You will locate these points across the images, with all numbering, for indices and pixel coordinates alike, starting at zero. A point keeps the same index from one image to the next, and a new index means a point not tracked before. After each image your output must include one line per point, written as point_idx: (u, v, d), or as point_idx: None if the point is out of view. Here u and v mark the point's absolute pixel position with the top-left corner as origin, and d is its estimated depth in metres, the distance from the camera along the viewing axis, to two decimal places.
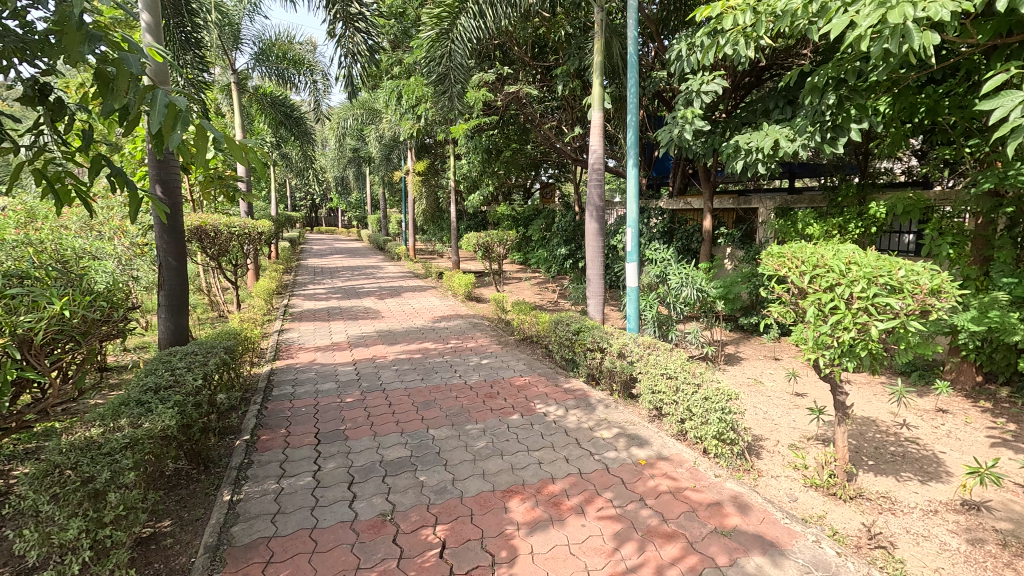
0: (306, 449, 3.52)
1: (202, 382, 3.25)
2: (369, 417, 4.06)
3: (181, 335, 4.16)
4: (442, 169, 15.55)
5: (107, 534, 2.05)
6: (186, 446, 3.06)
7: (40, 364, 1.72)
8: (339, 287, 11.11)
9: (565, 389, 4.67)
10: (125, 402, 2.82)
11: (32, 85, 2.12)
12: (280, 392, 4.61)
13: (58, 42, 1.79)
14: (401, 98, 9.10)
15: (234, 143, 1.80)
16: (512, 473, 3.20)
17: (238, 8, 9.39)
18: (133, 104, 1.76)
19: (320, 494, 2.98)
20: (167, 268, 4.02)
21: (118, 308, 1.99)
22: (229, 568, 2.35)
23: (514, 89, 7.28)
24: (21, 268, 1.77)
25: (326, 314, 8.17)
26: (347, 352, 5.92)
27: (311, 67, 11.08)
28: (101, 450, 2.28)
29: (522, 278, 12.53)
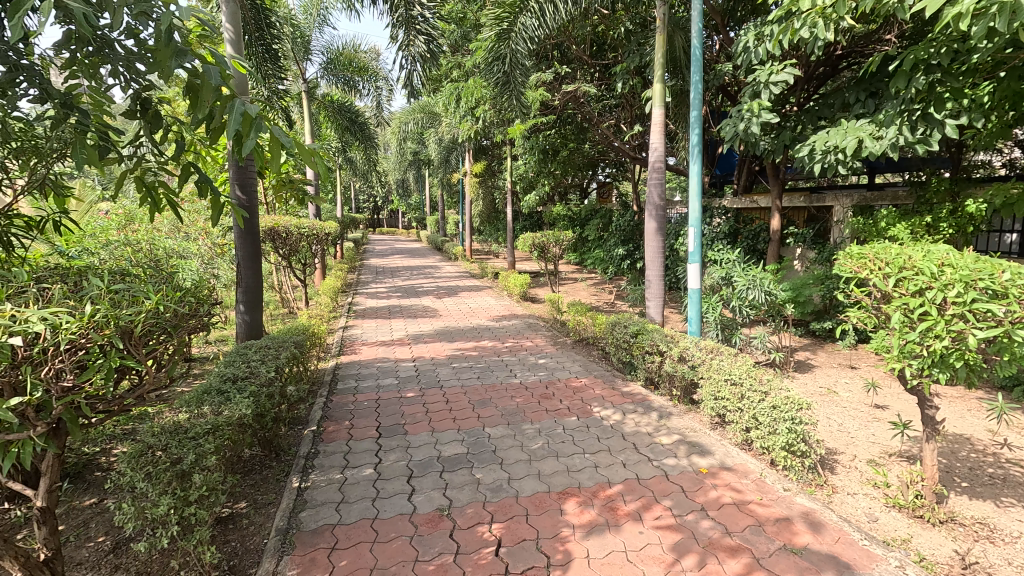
0: (368, 442, 3.66)
1: (274, 374, 3.46)
2: (427, 413, 4.16)
3: (257, 329, 4.44)
4: (499, 170, 15.71)
5: (192, 511, 2.20)
6: (260, 434, 3.25)
7: (139, 355, 1.63)
8: (399, 286, 11.48)
9: (622, 393, 4.58)
10: (207, 390, 3.05)
11: (135, 101, 2.33)
12: (344, 385, 4.83)
13: (154, 60, 1.95)
14: (460, 101, 9.30)
15: (304, 148, 1.87)
16: (568, 475, 3.17)
17: (309, 20, 9.93)
18: (217, 114, 1.89)
19: (381, 486, 3.08)
20: (245, 266, 4.30)
21: (204, 304, 2.00)
22: (298, 551, 2.48)
23: (572, 89, 7.23)
24: (123, 267, 1.91)
25: (387, 312, 8.47)
26: (407, 349, 6.11)
27: (375, 73, 11.53)
28: (187, 434, 2.47)
29: (579, 279, 12.43)
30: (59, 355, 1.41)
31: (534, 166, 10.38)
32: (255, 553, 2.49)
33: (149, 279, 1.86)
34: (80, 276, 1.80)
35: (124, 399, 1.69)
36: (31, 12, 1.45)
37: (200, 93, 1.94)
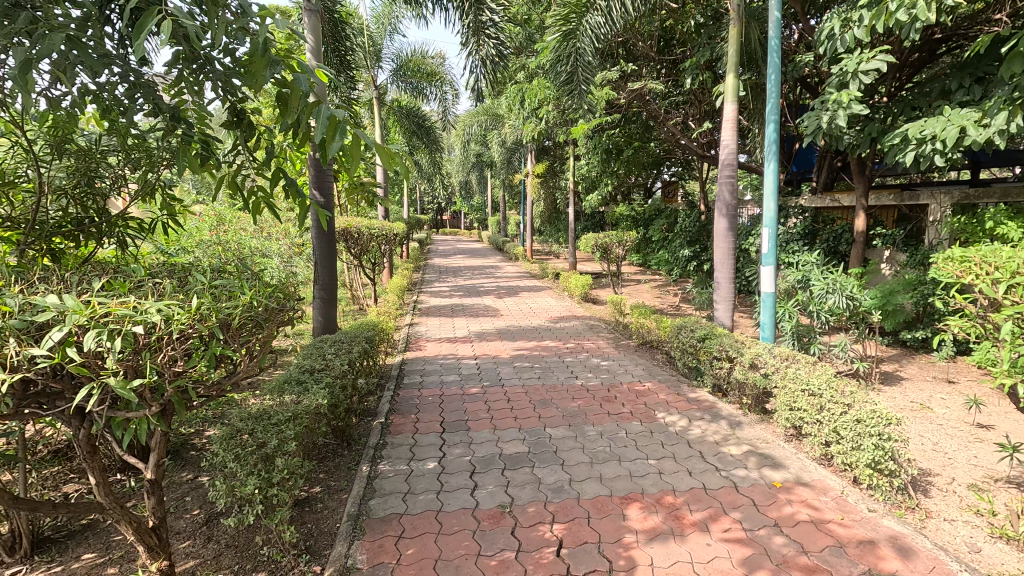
0: (433, 436, 3.77)
1: (347, 367, 3.66)
2: (489, 410, 4.22)
3: (331, 324, 4.69)
4: (560, 170, 15.70)
5: (275, 492, 2.35)
6: (334, 423, 3.44)
7: (235, 344, 1.77)
8: (461, 285, 11.75)
9: (688, 399, 4.43)
10: (288, 379, 3.27)
11: (232, 111, 2.54)
12: (410, 380, 5.01)
13: (249, 73, 2.11)
14: (524, 103, 9.39)
15: (382, 149, 1.97)
16: (630, 480, 3.11)
17: (380, 30, 10.39)
18: (303, 120, 2.02)
19: (445, 479, 3.17)
20: (322, 265, 4.56)
21: (290, 300, 2.13)
22: (367, 537, 2.60)
23: (639, 87, 7.10)
24: (220, 265, 2.08)
25: (450, 310, 8.69)
26: (470, 347, 6.24)
27: (442, 79, 11.89)
28: (271, 420, 2.66)
29: (642, 280, 12.16)
30: (172, 342, 1.53)
31: (597, 166, 10.27)
32: (329, 536, 2.64)
33: (242, 275, 2.02)
34: (185, 273, 1.99)
35: (221, 385, 1.82)
36: (149, 31, 1.60)
37: (289, 101, 2.07)
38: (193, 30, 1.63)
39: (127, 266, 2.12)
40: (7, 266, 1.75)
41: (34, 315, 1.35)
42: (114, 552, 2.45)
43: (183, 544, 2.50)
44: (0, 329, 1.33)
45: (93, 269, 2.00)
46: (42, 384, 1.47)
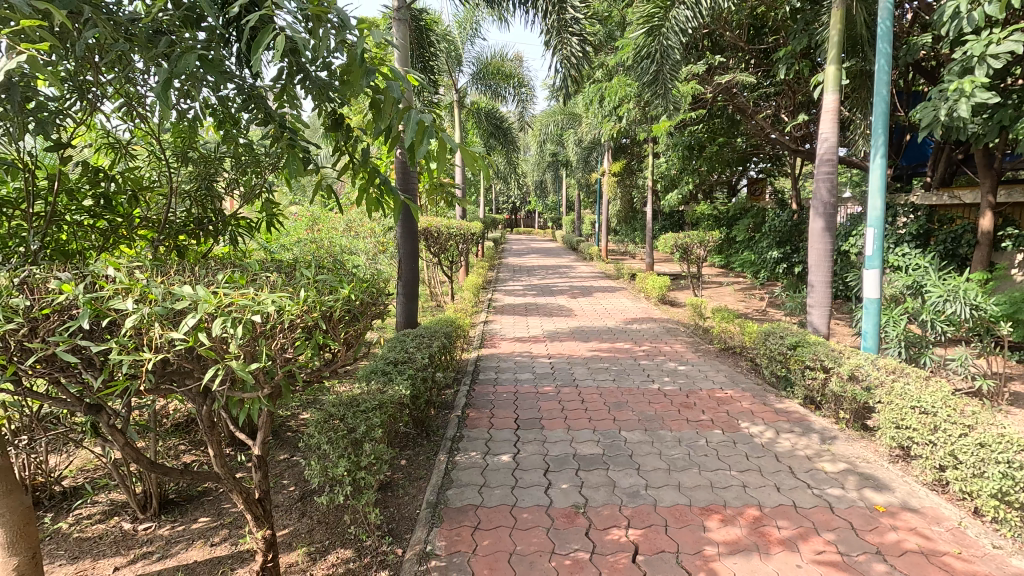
0: (507, 432, 3.83)
1: (427, 360, 3.81)
2: (563, 410, 4.22)
3: (412, 319, 4.91)
4: (638, 169, 15.32)
5: (362, 476, 2.50)
6: (414, 413, 3.60)
7: (336, 333, 1.91)
8: (535, 283, 11.81)
9: (776, 410, 4.16)
10: (375, 369, 3.48)
11: (331, 117, 2.71)
12: (485, 376, 5.13)
13: (345, 81, 2.24)
14: (602, 101, 9.28)
15: (467, 151, 2.03)
16: (711, 491, 2.98)
17: (462, 34, 10.73)
18: (396, 124, 2.12)
19: (519, 475, 3.21)
20: (405, 262, 4.79)
21: (381, 295, 2.25)
22: (446, 525, 2.70)
23: (726, 80, 6.78)
24: (320, 261, 2.25)
25: (524, 309, 8.77)
26: (544, 346, 6.26)
27: (520, 80, 12.01)
28: (359, 407, 2.84)
29: (724, 283, 11.57)
30: (283, 331, 1.68)
31: (677, 164, 9.91)
32: (410, 520, 2.77)
33: (340, 271, 2.17)
34: (290, 268, 2.18)
35: (321, 371, 1.96)
36: (263, 48, 1.77)
37: (382, 106, 2.19)
38: (300, 44, 1.77)
39: (242, 261, 2.35)
40: (149, 260, 1.99)
41: (174, 303, 1.54)
42: (225, 518, 2.74)
43: (282, 516, 2.74)
44: (148, 315, 1.53)
45: (215, 263, 2.25)
46: (177, 364, 1.66)
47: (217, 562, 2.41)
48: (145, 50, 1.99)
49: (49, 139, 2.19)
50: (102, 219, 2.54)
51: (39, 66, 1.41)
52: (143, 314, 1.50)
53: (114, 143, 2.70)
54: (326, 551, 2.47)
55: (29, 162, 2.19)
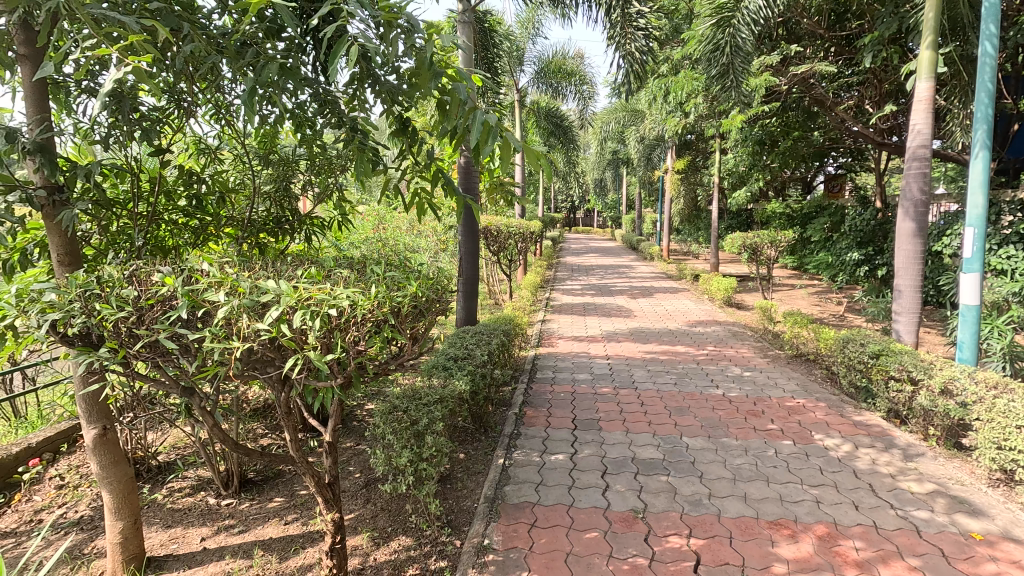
0: (565, 431, 3.82)
1: (487, 357, 3.87)
2: (622, 412, 4.15)
3: (472, 316, 5.01)
4: (703, 165, 14.77)
5: (423, 467, 2.57)
6: (473, 408, 3.66)
7: (403, 327, 1.96)
8: (593, 283, 11.67)
9: (855, 423, 3.88)
10: (436, 365, 3.58)
11: (399, 121, 2.77)
12: (543, 375, 5.13)
13: (413, 84, 2.30)
14: (667, 96, 9.02)
15: (531, 150, 2.03)
16: (780, 505, 2.83)
17: (524, 34, 10.80)
18: (462, 124, 2.14)
19: (576, 475, 3.19)
20: (465, 261, 4.88)
21: (445, 292, 2.30)
22: (503, 520, 2.74)
23: (803, 71, 6.40)
24: (388, 258, 2.34)
25: (582, 309, 8.69)
26: (602, 346, 6.18)
27: (581, 77, 11.90)
28: (422, 400, 2.93)
29: (796, 285, 10.91)
30: (356, 324, 1.76)
31: (746, 160, 9.46)
32: (468, 513, 2.82)
33: (407, 268, 2.25)
34: (360, 265, 2.27)
35: (389, 364, 2.03)
36: (340, 57, 1.85)
37: (449, 108, 2.24)
38: (374, 53, 1.83)
39: (316, 258, 2.48)
40: (236, 256, 2.15)
41: (260, 296, 1.66)
42: (297, 499, 2.91)
43: (349, 501, 2.88)
44: (238, 307, 1.65)
45: (293, 260, 2.39)
46: (261, 353, 1.78)
47: (290, 540, 2.57)
48: (234, 60, 2.14)
49: (152, 146, 2.41)
50: (195, 218, 2.77)
51: (145, 78, 1.55)
52: (232, 306, 1.63)
53: (203, 147, 2.92)
54: (388, 538, 2.56)
55: (136, 167, 2.42)
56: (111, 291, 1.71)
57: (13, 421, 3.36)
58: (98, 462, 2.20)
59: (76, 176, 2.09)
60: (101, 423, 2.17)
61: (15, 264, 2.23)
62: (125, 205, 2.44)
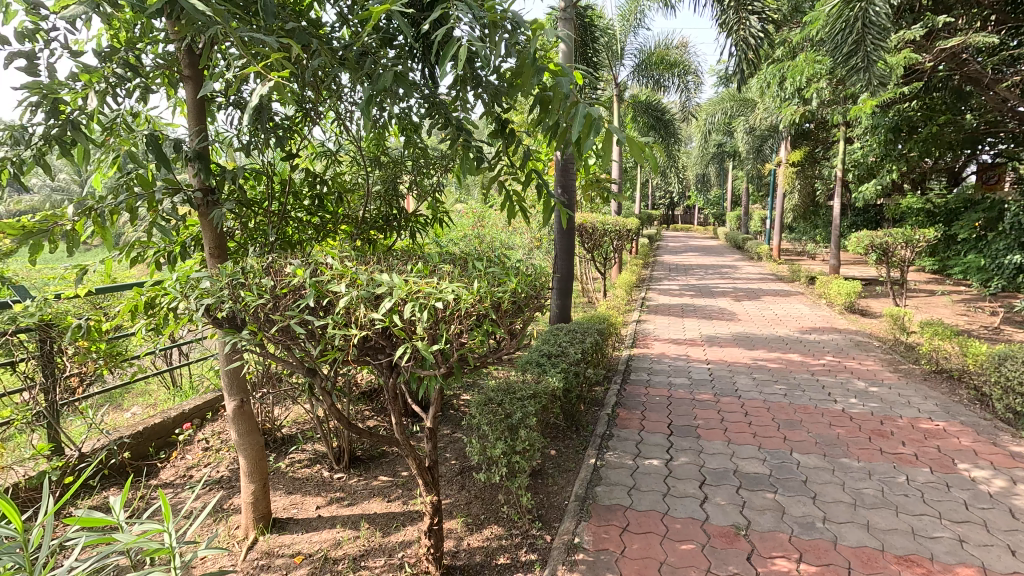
0: (660, 436, 3.69)
1: (581, 356, 3.84)
2: (723, 421, 3.91)
3: (566, 314, 5.01)
4: (823, 157, 13.42)
5: (516, 460, 2.61)
6: (566, 406, 3.66)
7: (502, 323, 2.00)
8: (693, 284, 11.11)
9: (1013, 454, 3.32)
10: (530, 361, 3.63)
11: (500, 121, 2.82)
12: (637, 377, 4.99)
13: (515, 83, 2.31)
14: (783, 83, 8.34)
15: (635, 143, 1.97)
16: (912, 539, 2.50)
17: (624, 27, 10.56)
18: (563, 119, 2.12)
19: (672, 483, 3.07)
20: (560, 258, 4.89)
21: (543, 289, 2.30)
22: (594, 521, 2.71)
23: (953, 45, 5.59)
24: (489, 255, 2.40)
25: (680, 309, 8.32)
26: (701, 350, 5.88)
27: (686, 68, 11.51)
28: (516, 394, 2.98)
29: (937, 292, 9.55)
30: (460, 318, 1.82)
31: (877, 149, 8.44)
32: (559, 510, 2.82)
33: (506, 264, 2.29)
34: (462, 261, 2.37)
35: (487, 356, 2.09)
36: (450, 59, 1.87)
37: (551, 104, 2.23)
38: (481, 54, 1.88)
39: (421, 254, 2.63)
40: (353, 251, 2.34)
41: (376, 288, 1.80)
42: (398, 480, 3.11)
43: (446, 486, 3.01)
44: (356, 298, 1.79)
45: (401, 255, 2.55)
46: (374, 340, 1.92)
47: (392, 516, 2.76)
48: (353, 71, 2.31)
49: (283, 151, 2.68)
50: (316, 216, 3.05)
51: (283, 93, 1.75)
52: (352, 296, 1.77)
53: (324, 152, 3.19)
54: (482, 525, 2.65)
55: (270, 170, 2.72)
56: (253, 280, 1.95)
57: (172, 388, 3.95)
58: (236, 430, 2.51)
59: (224, 180, 2.38)
60: (239, 396, 2.47)
61: (176, 255, 2.61)
62: (261, 205, 2.75)
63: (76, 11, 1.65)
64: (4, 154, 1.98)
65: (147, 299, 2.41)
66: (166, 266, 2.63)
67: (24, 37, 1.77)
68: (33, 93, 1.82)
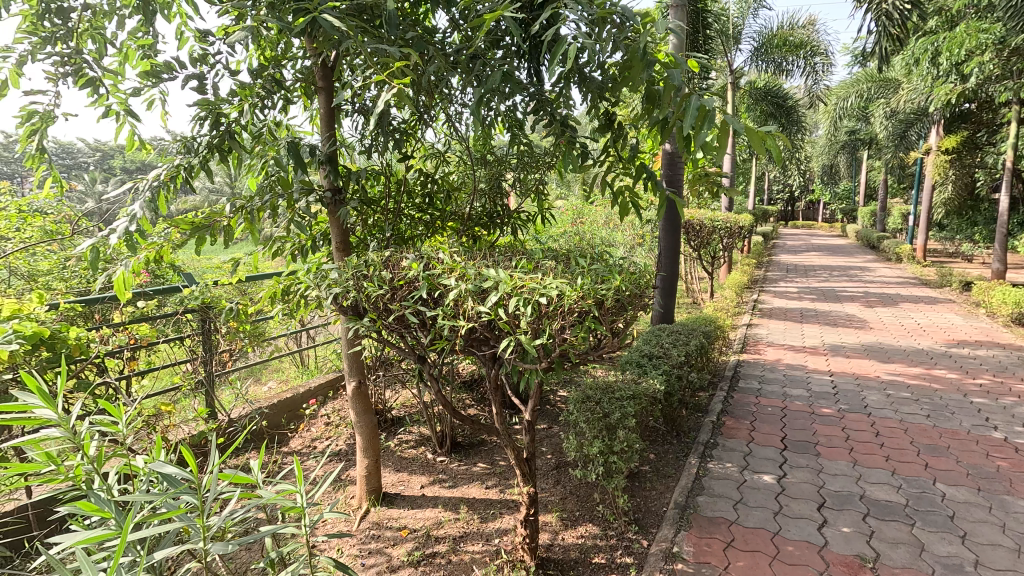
0: (772, 450, 3.42)
1: (684, 358, 3.68)
2: (848, 440, 3.52)
3: (669, 314, 4.81)
4: (987, 142, 11.48)
5: (614, 459, 2.57)
6: (667, 410, 3.52)
7: (604, 322, 1.97)
8: (815, 286, 10.08)
9: None
10: (630, 361, 3.55)
11: (604, 117, 2.78)
12: (746, 384, 4.65)
13: (623, 78, 2.25)
14: (935, 58, 7.26)
15: (754, 132, 1.83)
16: None
17: (742, 8, 9.86)
18: (673, 114, 2.03)
19: (785, 501, 2.84)
20: (664, 256, 4.70)
21: (647, 288, 2.24)
22: (695, 532, 2.60)
23: None
24: (592, 252, 2.38)
25: (799, 314, 7.60)
26: (822, 360, 5.33)
27: (813, 48, 10.45)
28: (615, 394, 2.94)
29: None
30: (563, 314, 1.83)
31: None
32: (657, 516, 2.74)
33: (609, 262, 2.25)
34: (565, 258, 2.37)
35: (588, 354, 2.07)
36: (557, 59, 1.88)
37: (660, 97, 2.15)
38: (589, 51, 1.85)
39: (523, 250, 2.66)
40: (461, 248, 2.44)
41: (483, 283, 1.87)
42: (496, 469, 3.21)
43: (542, 479, 3.06)
44: (464, 292, 1.88)
45: (504, 251, 2.62)
46: (479, 332, 1.99)
47: (489, 503, 2.86)
48: (465, 74, 2.40)
49: (399, 152, 2.88)
50: (426, 213, 3.23)
51: (404, 100, 1.91)
52: (461, 289, 1.87)
53: (433, 152, 3.35)
54: (576, 522, 2.65)
55: (387, 171, 2.93)
56: (374, 272, 2.12)
57: (301, 367, 4.43)
58: (355, 408, 2.76)
59: (349, 181, 2.62)
60: (358, 378, 2.71)
61: (308, 249, 2.91)
62: (379, 204, 2.97)
63: (238, 36, 1.90)
64: (179, 162, 2.26)
65: (283, 286, 2.70)
66: (300, 258, 2.95)
67: (197, 61, 2.08)
68: (202, 109, 2.13)
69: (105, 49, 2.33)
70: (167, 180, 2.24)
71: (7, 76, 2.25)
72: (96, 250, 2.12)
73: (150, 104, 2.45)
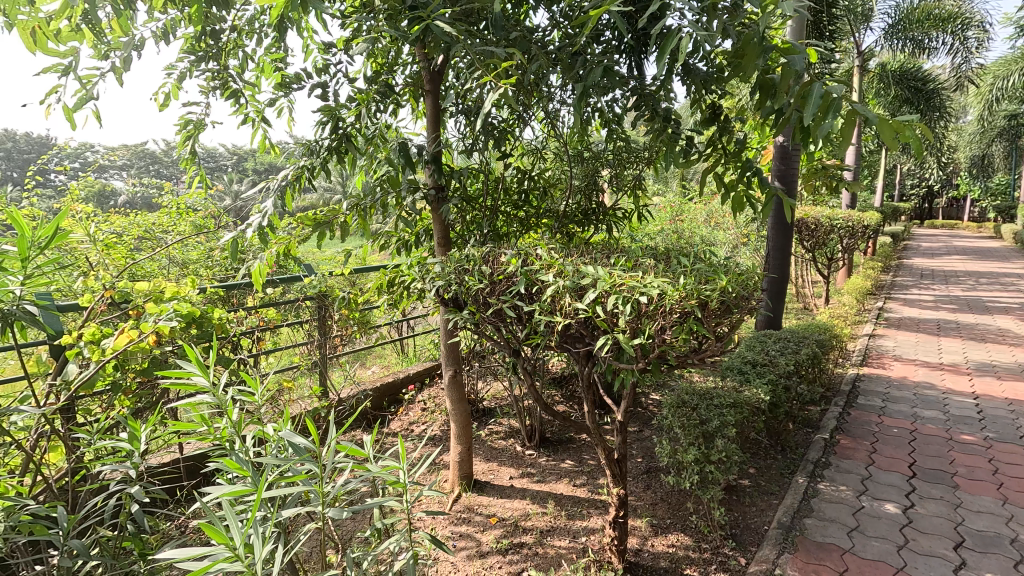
0: (897, 476, 3.05)
1: (793, 368, 3.40)
2: (997, 473, 3.04)
3: (776, 320, 4.47)
4: None
5: (711, 469, 2.44)
6: (771, 422, 3.28)
7: (709, 325, 1.85)
8: (957, 295, 8.79)
9: None
10: (732, 367, 3.35)
11: (710, 108, 2.64)
12: (866, 401, 4.18)
13: (733, 67, 2.13)
14: None
15: (888, 122, 1.65)
16: None
17: None
18: (792, 104, 1.87)
19: (912, 535, 2.52)
20: (773, 258, 4.37)
21: (755, 290, 2.10)
22: (801, 556, 2.40)
23: None
24: (694, 251, 2.28)
25: (935, 326, 6.68)
26: (965, 380, 4.64)
27: (964, 21, 9.12)
28: (714, 401, 2.80)
29: None
30: (663, 314, 1.78)
31: None
32: (756, 533, 2.57)
33: (712, 262, 2.14)
34: (664, 257, 2.29)
35: (686, 358, 1.99)
36: (664, 51, 1.82)
37: (775, 86, 2.00)
38: (700, 40, 1.77)
39: (620, 246, 2.62)
40: (556, 245, 2.46)
41: (581, 281, 1.86)
42: (584, 468, 3.19)
43: (631, 482, 2.99)
44: (561, 288, 1.89)
45: (600, 248, 2.60)
46: (575, 329, 2.00)
47: (577, 500, 2.86)
48: (567, 70, 2.41)
49: (499, 151, 2.96)
50: (522, 210, 3.29)
51: (509, 100, 1.96)
52: (558, 286, 1.89)
53: (530, 149, 3.39)
54: (667, 530, 2.57)
55: (486, 170, 3.02)
56: (474, 267, 2.21)
57: (401, 354, 4.73)
58: (450, 396, 2.89)
59: (452, 179, 2.73)
60: (454, 367, 2.84)
61: (412, 243, 3.09)
62: (478, 201, 3.07)
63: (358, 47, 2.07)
64: (304, 163, 2.50)
65: (389, 278, 2.90)
66: (404, 252, 3.14)
67: (320, 70, 2.29)
68: (324, 115, 2.35)
69: (246, 65, 2.65)
70: (294, 179, 2.49)
71: (170, 89, 2.61)
72: (237, 242, 2.41)
73: (280, 111, 2.75)
